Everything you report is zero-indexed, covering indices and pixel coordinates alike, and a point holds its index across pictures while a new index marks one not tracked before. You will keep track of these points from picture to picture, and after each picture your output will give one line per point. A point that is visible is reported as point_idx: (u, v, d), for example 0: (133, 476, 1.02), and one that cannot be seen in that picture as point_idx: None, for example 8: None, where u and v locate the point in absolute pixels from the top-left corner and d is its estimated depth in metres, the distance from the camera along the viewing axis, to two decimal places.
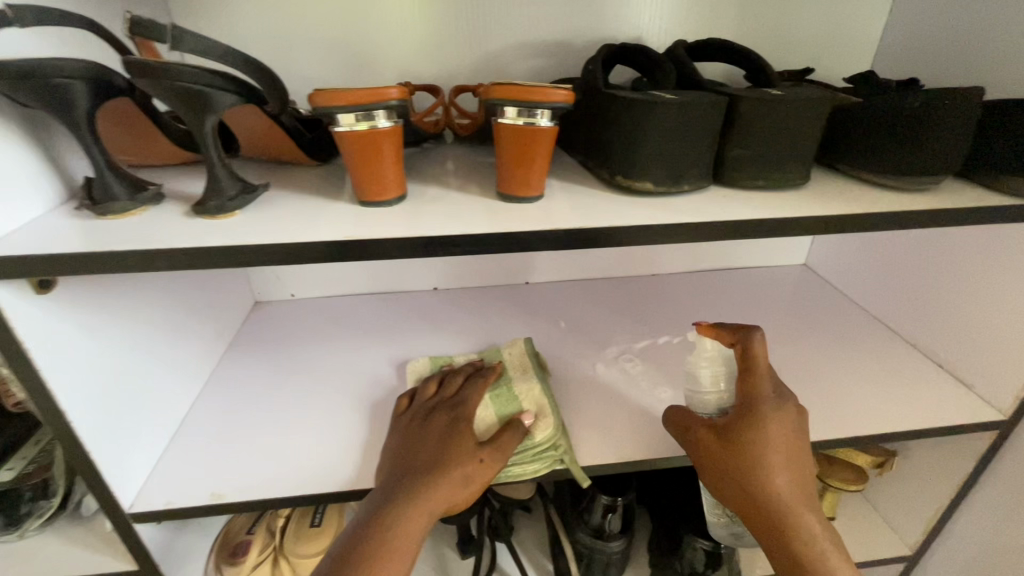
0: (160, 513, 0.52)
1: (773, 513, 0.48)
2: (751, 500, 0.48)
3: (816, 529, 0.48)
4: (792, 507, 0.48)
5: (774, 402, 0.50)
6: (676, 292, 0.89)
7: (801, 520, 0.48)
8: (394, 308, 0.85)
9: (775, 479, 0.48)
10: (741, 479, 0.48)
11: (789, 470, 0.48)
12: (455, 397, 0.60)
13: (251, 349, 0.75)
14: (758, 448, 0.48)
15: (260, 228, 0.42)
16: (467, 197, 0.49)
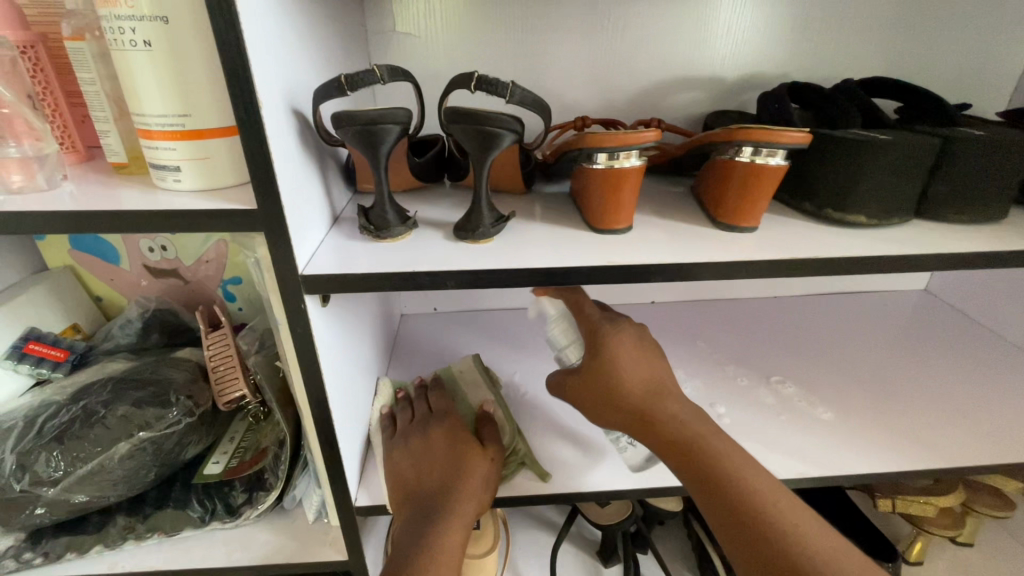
0: (381, 506, 0.57)
1: (635, 412, 0.51)
2: (621, 413, 0.52)
3: (670, 417, 0.50)
4: (649, 406, 0.51)
5: (608, 326, 0.54)
6: (804, 315, 0.90)
7: (660, 413, 0.50)
8: (529, 322, 0.90)
9: (627, 384, 0.52)
10: (605, 397, 0.52)
11: (675, 397, 0.52)
12: (434, 412, 0.65)
13: (410, 358, 0.81)
14: (602, 360, 0.53)
15: (521, 252, 0.47)
16: (677, 225, 0.53)
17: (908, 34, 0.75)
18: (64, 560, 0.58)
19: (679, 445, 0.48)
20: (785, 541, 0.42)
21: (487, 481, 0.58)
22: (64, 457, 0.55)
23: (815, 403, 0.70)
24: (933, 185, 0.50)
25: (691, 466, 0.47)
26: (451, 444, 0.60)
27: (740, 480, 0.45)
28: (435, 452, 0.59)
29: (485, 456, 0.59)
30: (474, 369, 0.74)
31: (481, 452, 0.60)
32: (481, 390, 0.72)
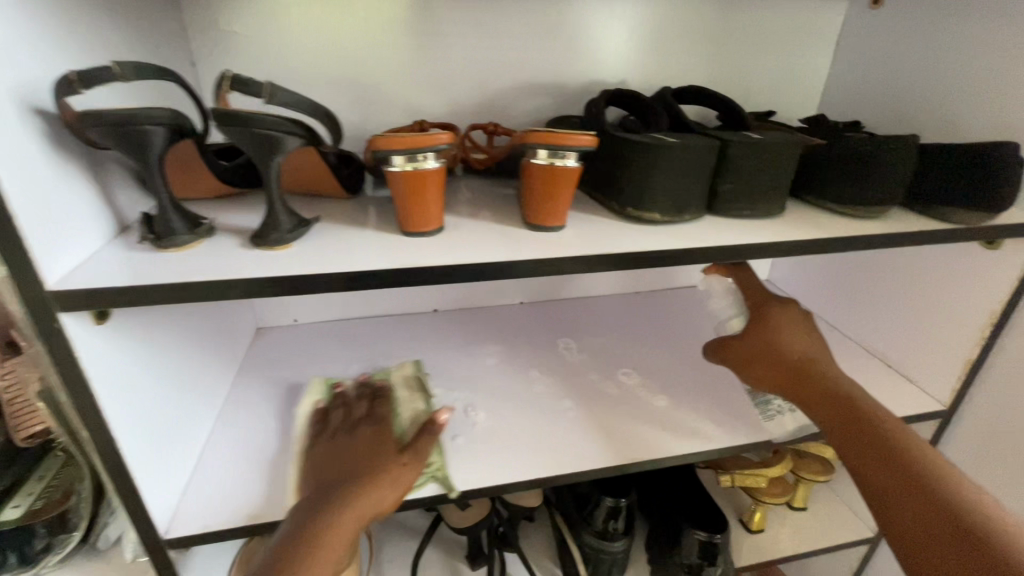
0: (198, 537, 0.53)
1: (795, 364, 0.61)
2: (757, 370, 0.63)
3: (835, 373, 0.60)
4: (772, 361, 0.62)
5: (777, 304, 0.66)
6: (661, 309, 0.95)
7: (819, 368, 0.61)
8: (396, 329, 0.88)
9: (787, 344, 0.63)
10: (757, 356, 0.64)
11: (795, 343, 0.63)
12: (366, 413, 0.62)
13: (262, 374, 0.76)
14: (771, 329, 0.65)
15: (321, 259, 0.46)
16: (494, 227, 0.54)
17: (725, 49, 0.82)
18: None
19: (824, 390, 0.59)
20: (905, 442, 0.51)
21: (395, 482, 0.53)
22: None
23: (656, 392, 0.74)
24: (720, 185, 0.55)
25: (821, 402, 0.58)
26: (373, 448, 0.56)
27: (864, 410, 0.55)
28: (391, 447, 0.56)
29: (401, 463, 0.54)
30: (413, 377, 0.72)
31: (377, 460, 0.54)
32: (415, 400, 0.68)
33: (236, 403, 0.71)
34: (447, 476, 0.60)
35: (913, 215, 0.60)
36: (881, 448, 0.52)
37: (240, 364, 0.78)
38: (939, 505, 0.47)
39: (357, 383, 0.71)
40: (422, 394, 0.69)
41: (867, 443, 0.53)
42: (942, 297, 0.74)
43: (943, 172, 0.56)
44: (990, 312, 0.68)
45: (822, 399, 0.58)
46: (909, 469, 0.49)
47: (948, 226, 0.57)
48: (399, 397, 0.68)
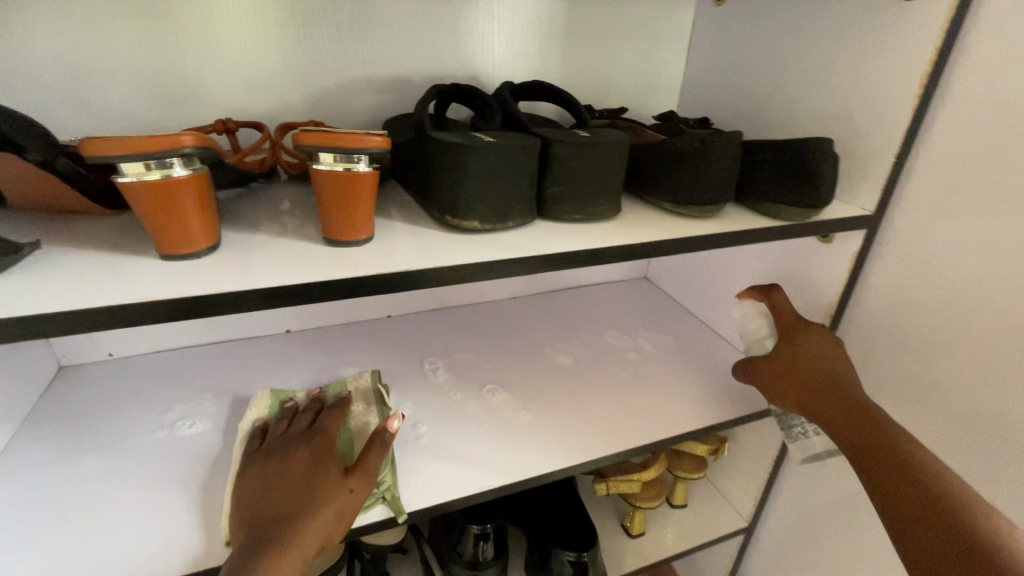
0: None
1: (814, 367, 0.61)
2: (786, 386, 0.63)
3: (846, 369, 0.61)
4: (792, 373, 0.62)
5: (806, 330, 0.66)
6: (537, 314, 0.91)
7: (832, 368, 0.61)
8: (238, 356, 0.77)
9: (814, 357, 0.62)
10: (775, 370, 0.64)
11: (813, 358, 0.62)
12: (312, 428, 0.59)
13: (54, 425, 0.63)
14: (798, 350, 0.64)
15: (31, 294, 0.36)
16: (292, 244, 0.47)
17: (579, 43, 0.79)
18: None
19: (837, 400, 0.57)
20: (896, 437, 0.51)
21: (339, 512, 0.50)
22: None
23: (520, 407, 0.70)
24: (548, 187, 0.51)
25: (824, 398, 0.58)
26: (307, 472, 0.53)
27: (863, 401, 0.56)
28: (288, 484, 0.52)
29: (342, 488, 0.52)
30: (370, 387, 0.67)
31: (339, 482, 0.52)
32: (370, 410, 0.64)
33: (6, 466, 0.58)
34: (397, 497, 0.55)
35: (749, 213, 0.59)
36: (874, 435, 0.52)
37: (27, 415, 0.65)
38: (921, 480, 0.47)
39: (311, 395, 0.66)
40: (378, 405, 0.65)
41: (861, 431, 0.53)
42: (790, 290, 0.76)
43: (771, 168, 0.56)
44: (830, 303, 0.71)
45: (816, 398, 0.59)
46: (904, 462, 0.48)
47: (777, 223, 0.56)
48: (355, 409, 0.64)
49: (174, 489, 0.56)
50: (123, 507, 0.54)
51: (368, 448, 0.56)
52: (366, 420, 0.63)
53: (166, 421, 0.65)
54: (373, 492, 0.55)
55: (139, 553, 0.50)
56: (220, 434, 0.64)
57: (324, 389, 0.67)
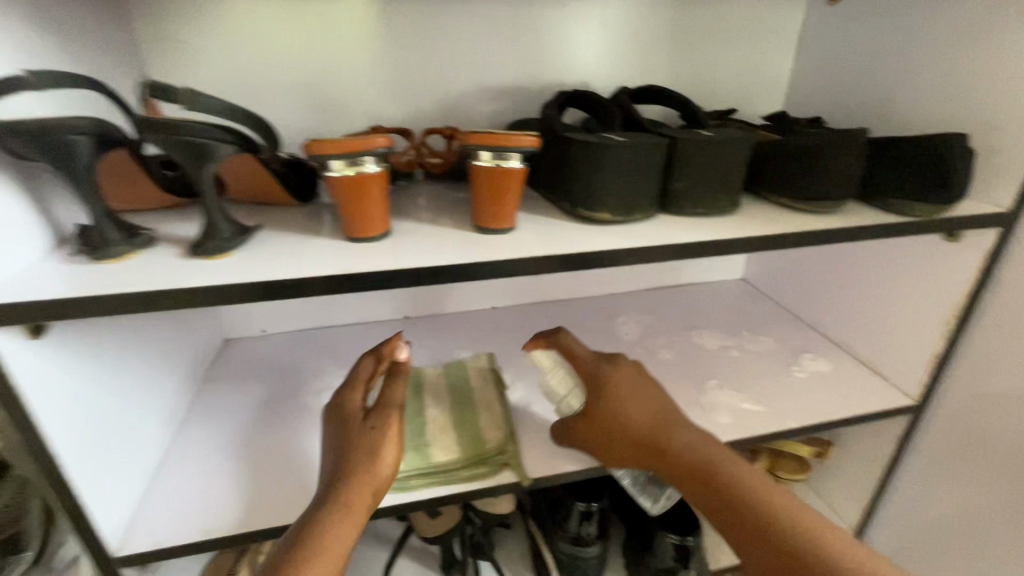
0: (149, 552, 0.52)
1: (631, 442, 0.54)
2: (627, 455, 0.55)
3: (677, 447, 0.52)
4: (607, 436, 0.56)
5: (609, 369, 0.57)
6: (634, 310, 0.95)
7: (672, 443, 0.52)
8: (365, 337, 0.87)
9: (627, 417, 0.54)
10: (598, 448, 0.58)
11: (658, 423, 0.54)
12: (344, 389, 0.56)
13: (225, 386, 0.75)
14: (608, 417, 0.55)
15: (263, 266, 0.45)
16: (446, 231, 0.54)
17: (688, 48, 0.82)
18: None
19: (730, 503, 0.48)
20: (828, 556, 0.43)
21: (362, 479, 0.48)
22: None
23: None
24: (672, 183, 0.55)
25: (698, 483, 0.50)
26: (343, 423, 0.52)
27: (725, 469, 0.50)
28: (350, 428, 0.51)
29: (364, 428, 0.51)
30: (487, 367, 0.73)
31: (360, 425, 0.51)
32: (489, 387, 0.70)
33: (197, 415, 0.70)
34: (518, 464, 0.61)
35: (870, 209, 0.59)
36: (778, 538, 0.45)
37: (205, 376, 0.77)
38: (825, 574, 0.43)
39: (435, 372, 0.73)
40: (496, 383, 0.71)
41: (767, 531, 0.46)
42: (908, 290, 0.74)
43: (896, 164, 0.56)
44: (954, 304, 0.68)
45: (633, 455, 0.54)
46: None
47: (904, 219, 0.56)
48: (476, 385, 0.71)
49: (329, 443, 0.66)
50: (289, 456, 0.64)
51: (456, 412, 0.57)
52: (486, 395, 0.69)
53: (314, 389, 0.75)
54: (498, 458, 0.60)
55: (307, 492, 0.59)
56: None
57: (446, 367, 0.74)
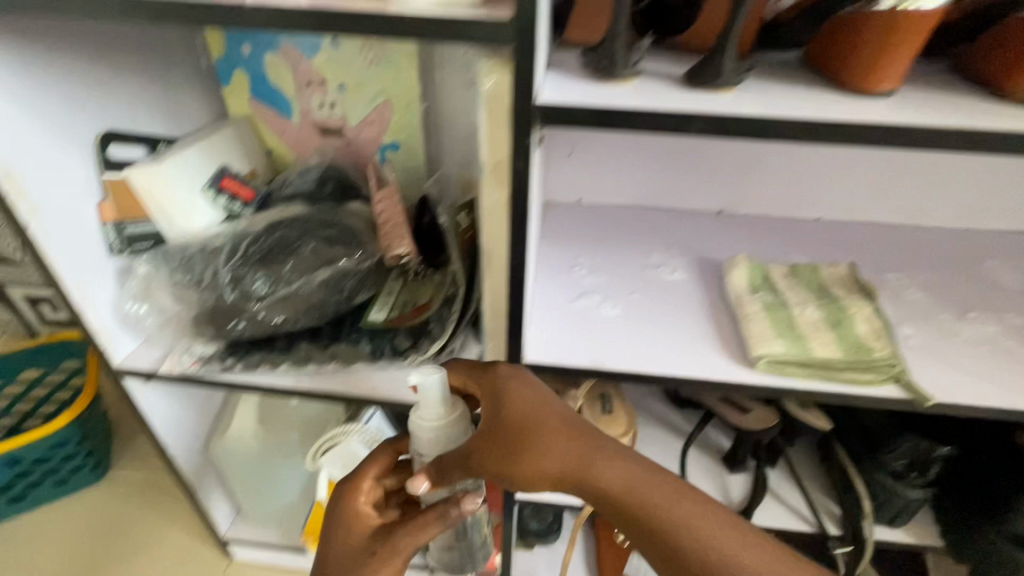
0: (549, 367, 0.57)
1: (566, 476, 0.44)
2: (523, 467, 0.44)
3: (608, 477, 0.43)
4: (518, 436, 0.46)
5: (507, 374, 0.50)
6: (1006, 251, 0.78)
7: (596, 475, 0.43)
8: (680, 223, 0.83)
9: (539, 456, 0.44)
10: (526, 479, 0.45)
11: (615, 465, 0.43)
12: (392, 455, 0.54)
13: (565, 237, 0.77)
14: (549, 443, 0.45)
15: (771, 106, 0.42)
16: (949, 97, 0.45)
17: None
18: (200, 372, 0.66)
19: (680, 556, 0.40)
20: None
21: (356, 553, 0.48)
22: (261, 277, 0.60)
23: None
24: None
25: (606, 505, 0.43)
26: (333, 536, 0.49)
27: (665, 514, 0.40)
28: (340, 553, 0.48)
29: (358, 558, 0.47)
30: (848, 276, 0.66)
31: (367, 555, 0.47)
32: (857, 296, 0.63)
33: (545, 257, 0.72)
34: (909, 380, 0.55)
35: None
36: None
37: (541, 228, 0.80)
38: None
39: (784, 271, 0.68)
40: (866, 294, 0.63)
41: None
42: None
43: None
44: None
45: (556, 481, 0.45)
46: None
47: None
48: (840, 292, 0.64)
49: (683, 310, 0.65)
50: (647, 316, 0.64)
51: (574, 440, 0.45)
52: (857, 303, 0.62)
53: (649, 262, 0.73)
54: (889, 371, 0.55)
55: (676, 352, 0.59)
56: (698, 281, 0.69)
57: (796, 268, 0.68)
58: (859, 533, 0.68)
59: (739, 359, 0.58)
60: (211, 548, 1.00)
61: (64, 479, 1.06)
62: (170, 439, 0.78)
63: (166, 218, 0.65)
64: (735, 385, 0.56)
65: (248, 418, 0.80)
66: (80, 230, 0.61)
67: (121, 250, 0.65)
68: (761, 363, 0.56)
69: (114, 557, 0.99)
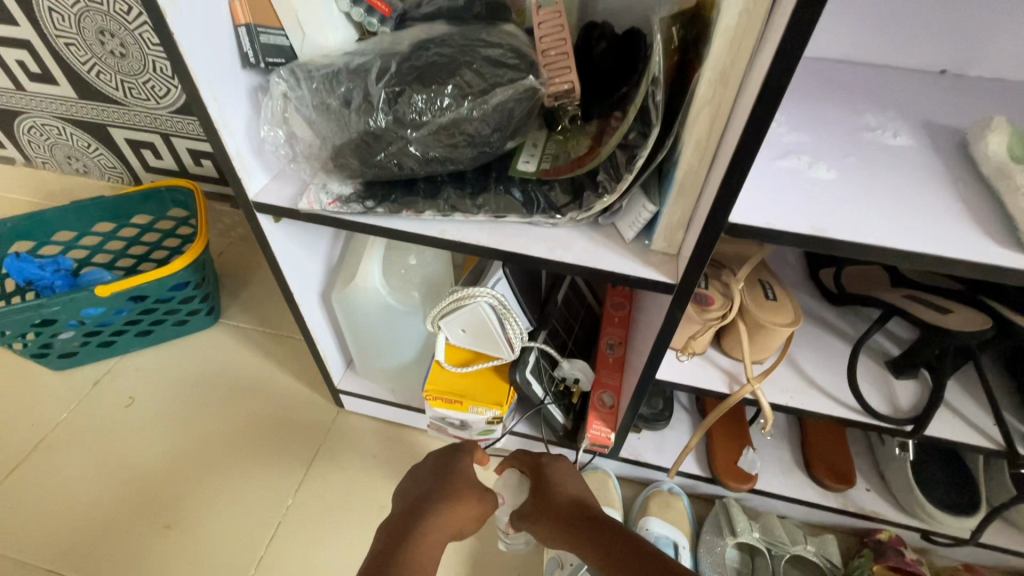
0: (761, 231, 0.48)
1: (571, 514, 0.68)
2: (556, 497, 0.70)
3: (603, 521, 0.66)
4: (551, 491, 0.72)
5: (559, 458, 0.77)
6: None
7: (591, 518, 0.67)
8: (891, 81, 0.67)
9: (567, 493, 0.71)
10: (545, 507, 0.70)
11: (604, 519, 0.66)
12: (451, 459, 0.76)
13: (802, 99, 0.62)
14: (575, 497, 0.70)
15: None
16: None
17: None
18: (340, 212, 0.60)
19: (639, 562, 0.59)
20: None
21: (443, 489, 0.71)
22: (422, 97, 0.51)
23: None
24: None
25: (590, 536, 0.64)
26: (438, 470, 0.75)
27: (632, 543, 0.62)
28: (453, 481, 0.72)
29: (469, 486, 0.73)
30: None
31: (477, 492, 0.72)
32: None
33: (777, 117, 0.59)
34: None
35: None
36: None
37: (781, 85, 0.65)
38: None
39: None
40: None
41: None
42: None
43: None
44: None
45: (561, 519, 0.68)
46: None
47: None
48: None
49: (918, 180, 0.52)
50: (875, 182, 0.52)
51: (591, 500, 0.71)
52: None
53: (864, 123, 0.59)
54: None
55: (923, 227, 0.48)
56: (930, 149, 0.56)
57: None
58: None
59: (1006, 241, 0.46)
60: (322, 396, 1.04)
61: (183, 320, 1.11)
62: (295, 286, 0.76)
63: (300, 29, 0.57)
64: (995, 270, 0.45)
65: (373, 273, 0.77)
66: (213, 30, 0.53)
67: (255, 63, 0.58)
68: None
69: (235, 393, 1.05)
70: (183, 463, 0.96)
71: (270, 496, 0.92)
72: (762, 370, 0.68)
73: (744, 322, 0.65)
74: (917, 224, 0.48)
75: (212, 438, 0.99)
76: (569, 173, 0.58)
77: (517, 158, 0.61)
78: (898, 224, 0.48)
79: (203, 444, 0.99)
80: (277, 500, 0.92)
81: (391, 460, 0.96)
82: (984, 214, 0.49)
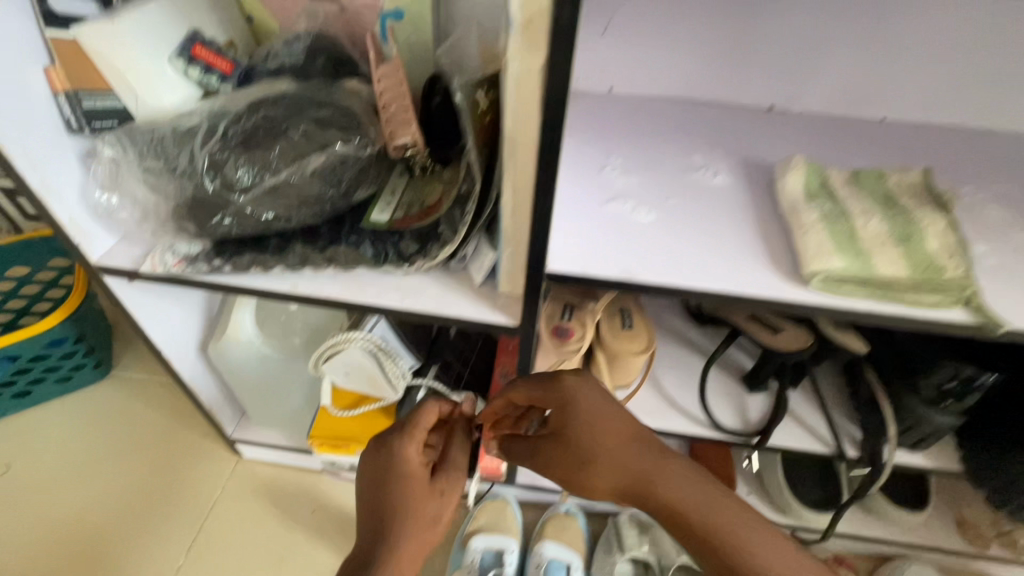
0: (577, 277, 0.51)
1: (592, 459, 0.53)
2: (571, 447, 0.54)
3: (643, 454, 0.51)
4: (566, 435, 0.54)
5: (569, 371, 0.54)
6: None
7: (622, 466, 0.52)
8: (724, 118, 0.73)
9: (587, 427, 0.53)
10: (556, 455, 0.56)
11: (642, 453, 0.51)
12: (403, 441, 0.60)
13: (638, 141, 0.67)
14: (596, 429, 0.53)
15: None
16: None
17: None
18: (185, 272, 0.59)
19: (694, 514, 0.48)
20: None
21: (400, 496, 0.57)
22: (247, 163, 0.52)
23: None
24: None
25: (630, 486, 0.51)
26: (379, 472, 0.59)
27: (679, 490, 0.49)
28: (401, 487, 0.58)
29: (430, 486, 0.60)
30: (920, 186, 0.57)
31: (425, 483, 0.59)
32: (931, 211, 0.55)
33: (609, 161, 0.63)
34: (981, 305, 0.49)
35: None
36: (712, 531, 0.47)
37: (623, 128, 0.69)
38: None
39: (848, 176, 0.59)
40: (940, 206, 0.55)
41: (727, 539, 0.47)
42: None
43: None
44: None
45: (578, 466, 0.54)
46: None
47: None
48: (909, 202, 0.56)
49: (729, 218, 0.57)
50: (688, 222, 0.56)
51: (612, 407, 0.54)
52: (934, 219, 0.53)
53: (691, 163, 0.64)
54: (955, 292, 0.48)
55: (722, 264, 0.52)
56: (743, 186, 0.61)
57: (858, 174, 0.59)
58: (877, 457, 0.65)
59: (790, 276, 0.51)
60: (220, 446, 1.01)
61: (66, 376, 1.05)
62: (163, 343, 0.74)
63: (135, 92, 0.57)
64: (779, 303, 0.50)
65: (245, 324, 0.76)
66: (27, 98, 0.52)
67: (81, 128, 0.57)
68: (815, 280, 0.49)
69: (125, 450, 1.00)
70: (68, 530, 0.92)
71: (160, 556, 0.89)
72: (625, 394, 0.72)
73: (603, 351, 0.69)
74: (718, 262, 0.52)
75: (96, 502, 0.94)
76: (417, 223, 0.59)
77: (373, 206, 0.60)
78: (702, 263, 0.52)
79: (87, 510, 0.93)
80: (169, 560, 0.88)
81: (291, 507, 0.94)
82: (778, 249, 0.54)
